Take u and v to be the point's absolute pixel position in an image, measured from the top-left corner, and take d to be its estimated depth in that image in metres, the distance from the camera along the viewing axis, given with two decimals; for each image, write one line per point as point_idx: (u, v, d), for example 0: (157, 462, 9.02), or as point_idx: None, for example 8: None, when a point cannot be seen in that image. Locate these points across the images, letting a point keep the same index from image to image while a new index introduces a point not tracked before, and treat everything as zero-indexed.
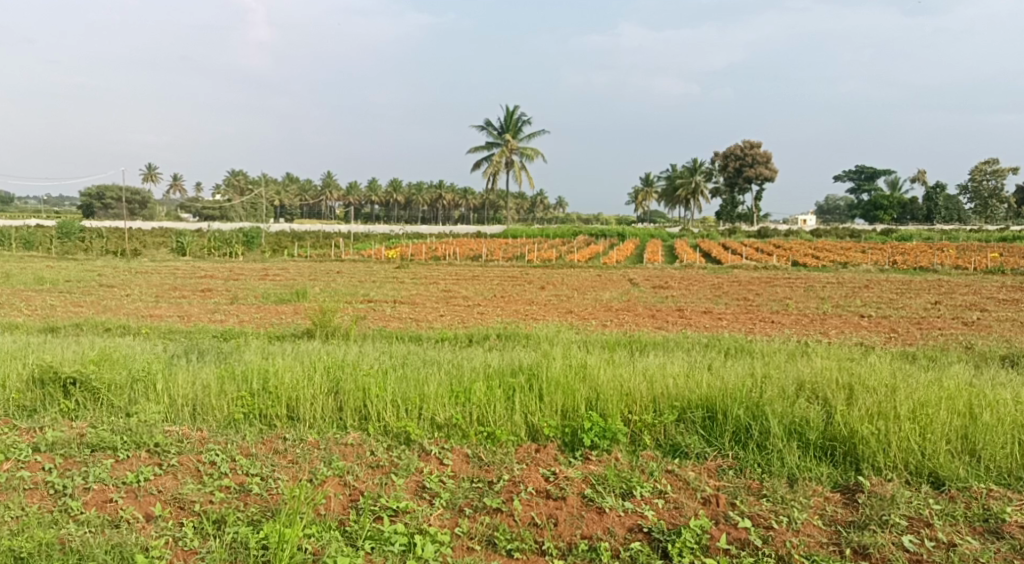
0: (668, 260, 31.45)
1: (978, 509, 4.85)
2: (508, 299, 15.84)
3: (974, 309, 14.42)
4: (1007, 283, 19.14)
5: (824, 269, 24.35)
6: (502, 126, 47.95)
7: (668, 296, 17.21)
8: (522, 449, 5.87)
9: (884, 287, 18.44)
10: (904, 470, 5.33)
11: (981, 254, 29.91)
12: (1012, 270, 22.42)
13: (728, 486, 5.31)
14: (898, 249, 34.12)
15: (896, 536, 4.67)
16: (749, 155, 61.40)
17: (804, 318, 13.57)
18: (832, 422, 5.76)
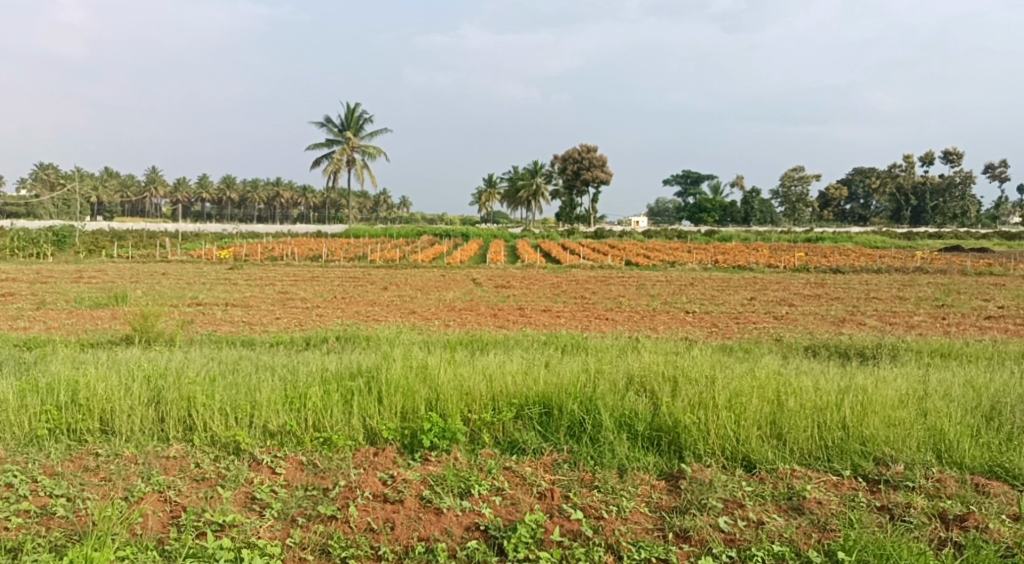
0: (509, 260, 31.97)
1: (783, 489, 5.22)
2: (347, 300, 15.54)
3: (785, 304, 15.56)
4: (813, 280, 20.81)
5: (654, 268, 25.59)
6: (342, 123, 47.03)
7: (509, 295, 17.50)
8: (358, 454, 5.78)
9: (708, 285, 19.58)
10: (721, 456, 5.68)
11: (789, 254, 32.52)
12: (816, 268, 24.49)
13: (562, 479, 5.46)
14: (719, 249, 36.15)
15: (713, 518, 4.95)
16: (586, 158, 63.43)
17: (636, 315, 14.17)
18: (658, 413, 6.06)
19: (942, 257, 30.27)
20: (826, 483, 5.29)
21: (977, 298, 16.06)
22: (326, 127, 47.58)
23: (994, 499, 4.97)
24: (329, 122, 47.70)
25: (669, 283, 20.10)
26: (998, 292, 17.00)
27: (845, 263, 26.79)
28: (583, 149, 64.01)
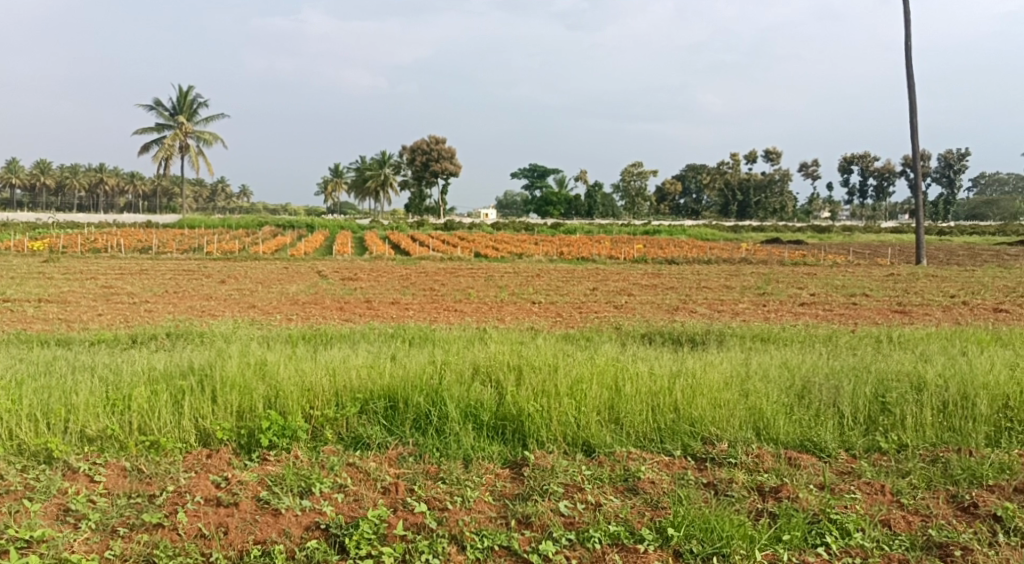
0: (356, 251, 31.43)
1: (619, 471, 5.40)
2: (179, 295, 14.71)
3: (625, 294, 16.13)
4: (650, 270, 21.73)
5: (502, 260, 25.92)
6: (174, 107, 44.52)
7: (355, 287, 17.19)
8: (190, 457, 5.50)
9: (553, 276, 20.01)
10: (563, 442, 5.81)
11: (630, 246, 33.86)
12: (654, 259, 25.62)
13: (407, 473, 5.41)
14: (565, 241, 37.12)
15: (554, 503, 5.04)
16: (434, 150, 63.29)
17: (483, 306, 14.27)
18: (503, 402, 6.13)
19: (764, 249, 32.38)
20: (659, 463, 5.52)
21: (793, 286, 17.32)
22: (157, 111, 44.92)
23: (804, 470, 5.34)
24: (159, 105, 45.03)
25: (515, 274, 20.37)
26: (811, 281, 18.37)
27: (679, 254, 28.16)
28: (431, 140, 63.79)
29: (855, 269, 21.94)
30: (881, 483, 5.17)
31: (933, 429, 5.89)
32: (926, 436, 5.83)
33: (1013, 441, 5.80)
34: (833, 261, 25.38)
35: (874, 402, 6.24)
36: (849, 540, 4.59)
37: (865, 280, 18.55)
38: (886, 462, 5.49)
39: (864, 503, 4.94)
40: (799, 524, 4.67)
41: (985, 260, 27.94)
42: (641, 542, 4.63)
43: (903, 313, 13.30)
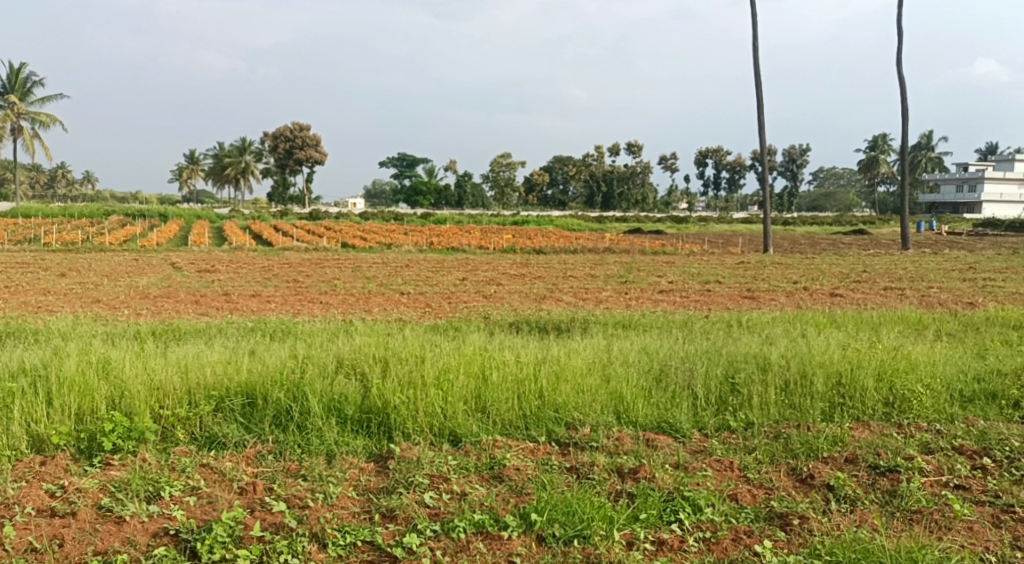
0: (215, 242, 30.08)
1: (485, 459, 5.36)
2: (13, 290, 13.58)
3: (492, 284, 16.16)
4: (518, 260, 21.92)
5: (370, 250, 25.46)
6: (6, 86, 41.11)
7: (213, 280, 16.42)
8: (21, 465, 5.07)
9: (421, 266, 19.83)
10: (429, 433, 5.72)
11: (498, 236, 34.08)
12: (522, 249, 25.87)
13: (265, 472, 5.18)
14: (434, 231, 36.94)
15: (419, 495, 4.94)
16: (298, 137, 61.50)
17: (349, 298, 13.92)
18: (367, 395, 5.97)
19: (626, 239, 33.27)
20: (524, 450, 5.52)
21: (654, 274, 17.90)
22: None
23: (661, 451, 5.48)
24: None
25: (382, 265, 20.05)
26: (669, 269, 19.01)
27: (546, 244, 28.54)
28: (295, 127, 61.91)
29: (710, 257, 22.91)
30: (731, 460, 5.38)
31: (776, 407, 6.20)
32: (771, 414, 6.12)
33: (845, 415, 6.18)
34: (690, 250, 26.42)
35: (724, 383, 6.49)
36: (701, 515, 4.68)
37: (718, 268, 19.40)
38: (735, 440, 5.72)
39: (715, 479, 5.11)
40: (655, 503, 4.76)
41: (825, 248, 29.84)
42: (504, 528, 4.61)
43: (753, 299, 13.96)
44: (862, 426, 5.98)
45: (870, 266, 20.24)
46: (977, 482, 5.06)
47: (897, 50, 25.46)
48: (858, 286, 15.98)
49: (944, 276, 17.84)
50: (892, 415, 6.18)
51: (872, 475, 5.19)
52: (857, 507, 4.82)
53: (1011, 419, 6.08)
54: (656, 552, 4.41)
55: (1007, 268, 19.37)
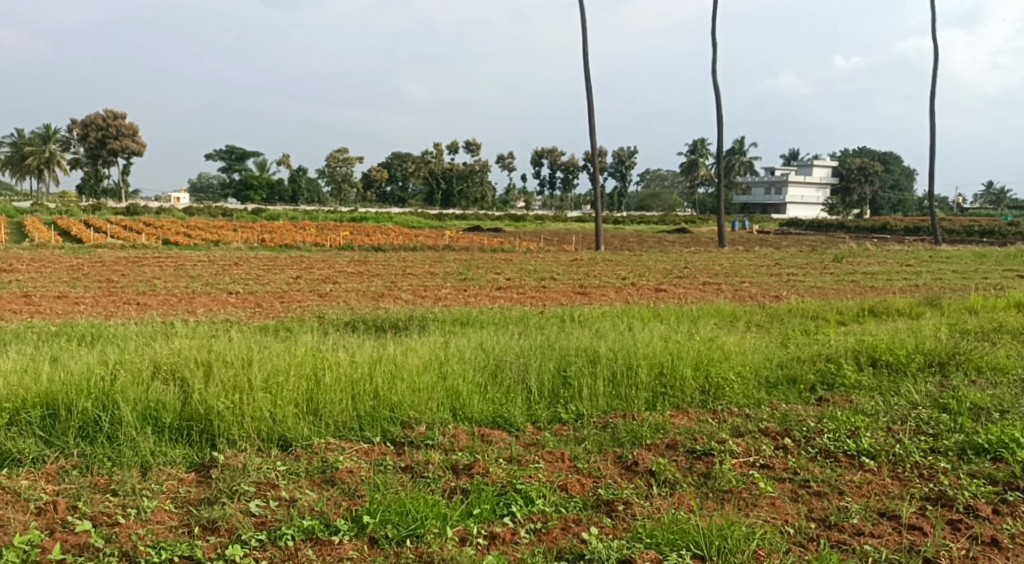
0: (16, 239, 27.49)
1: (317, 463, 5.19)
2: None
3: (328, 282, 15.76)
4: (355, 258, 21.48)
5: (195, 248, 24.15)
6: None
7: (12, 281, 14.98)
8: None
9: (251, 264, 19.02)
10: (256, 439, 5.48)
11: (334, 233, 33.30)
12: (358, 247, 25.36)
13: (69, 488, 4.77)
14: (266, 228, 35.56)
15: (244, 504, 4.71)
16: (113, 126, 57.54)
17: (170, 299, 13.13)
18: (188, 401, 5.64)
19: (464, 236, 33.53)
20: (357, 452, 5.39)
21: (491, 272, 18.06)
22: None
23: (494, 446, 5.52)
24: None
25: (209, 263, 19.08)
26: (506, 266, 19.29)
27: (384, 241, 28.16)
28: (108, 115, 57.77)
29: (546, 254, 23.46)
30: (562, 451, 5.50)
31: (604, 399, 6.40)
32: (599, 405, 6.32)
33: (667, 404, 6.48)
34: (527, 248, 26.92)
35: (556, 376, 6.64)
36: (532, 506, 4.74)
37: (553, 265, 19.87)
38: (566, 432, 5.85)
39: (546, 471, 5.20)
40: (487, 497, 4.78)
41: (651, 246, 31.32)
42: (336, 533, 4.47)
43: (585, 294, 14.40)
44: (681, 413, 6.29)
45: (693, 262, 21.43)
46: (779, 460, 5.43)
47: (712, 58, 27.05)
48: (680, 281, 16.87)
49: (756, 271, 19.18)
50: (708, 401, 6.54)
51: (690, 459, 5.46)
52: (676, 490, 5.05)
53: (810, 401, 6.59)
54: (488, 545, 4.42)
55: (809, 263, 21.09)
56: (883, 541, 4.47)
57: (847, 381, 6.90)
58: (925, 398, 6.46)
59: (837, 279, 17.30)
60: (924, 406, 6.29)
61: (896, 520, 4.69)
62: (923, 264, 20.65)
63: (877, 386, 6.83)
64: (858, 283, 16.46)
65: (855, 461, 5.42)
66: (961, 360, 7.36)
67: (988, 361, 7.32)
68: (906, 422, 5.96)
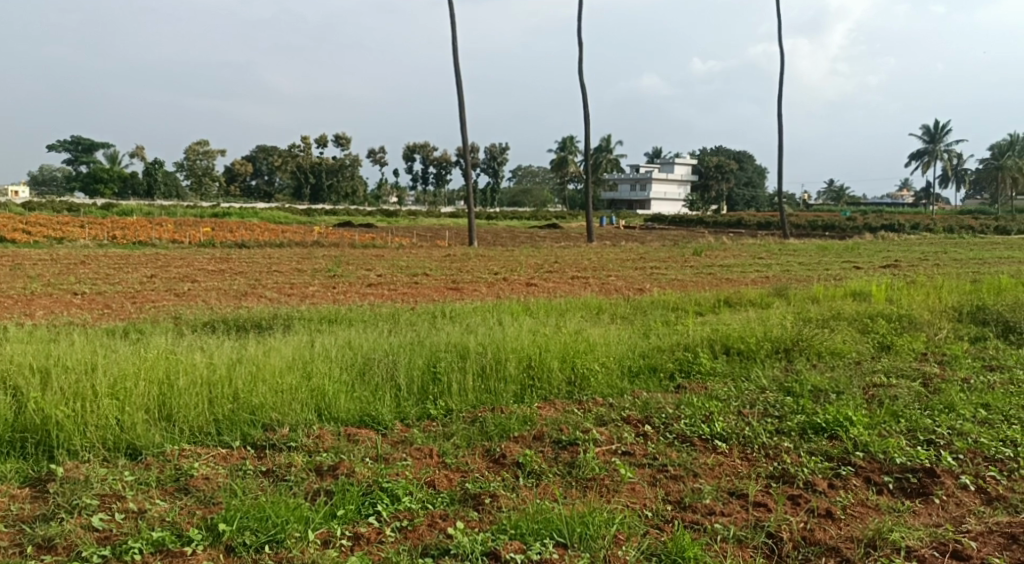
0: None
1: (169, 471, 4.95)
2: None
3: (186, 281, 15.04)
4: (216, 255, 20.60)
5: (37, 246, 22.49)
6: None
7: None
8: None
9: (101, 263, 17.92)
10: (101, 448, 5.18)
11: (193, 229, 31.82)
12: (219, 243, 24.34)
13: None
14: (117, 223, 33.55)
15: (85, 519, 4.43)
16: None
17: (8, 301, 12.17)
18: (23, 412, 5.29)
19: (333, 232, 32.81)
20: (214, 458, 5.17)
21: (361, 268, 17.75)
22: None
23: (361, 445, 5.43)
24: None
25: (53, 262, 17.80)
26: (376, 262, 19.01)
27: (247, 237, 27.11)
28: None
29: (417, 250, 23.28)
30: (429, 447, 5.48)
31: (473, 393, 6.42)
32: (469, 400, 6.33)
33: (534, 396, 6.58)
34: (398, 244, 26.64)
35: (426, 372, 6.61)
36: (398, 505, 4.69)
37: (424, 261, 19.76)
38: (434, 428, 5.83)
39: (413, 468, 5.16)
40: (352, 497, 4.70)
41: (521, 241, 31.70)
42: (188, 544, 4.28)
43: (456, 289, 14.40)
44: (548, 405, 6.40)
45: (561, 257, 21.83)
46: (639, 446, 5.62)
47: (579, 56, 27.58)
48: (550, 275, 17.15)
49: (621, 265, 19.74)
50: (574, 392, 6.69)
51: (555, 449, 5.56)
52: (542, 481, 5.13)
53: (669, 389, 6.86)
54: (352, 547, 4.35)
55: (672, 257, 21.89)
56: (732, 519, 4.70)
57: (703, 368, 7.22)
58: (772, 382, 6.85)
59: (697, 272, 18.05)
60: (771, 390, 6.67)
61: (744, 498, 4.95)
62: (774, 256, 21.88)
63: (730, 373, 7.19)
64: (715, 276, 17.24)
65: (710, 444, 5.68)
66: (804, 346, 7.84)
67: (828, 347, 7.85)
68: (755, 406, 6.30)
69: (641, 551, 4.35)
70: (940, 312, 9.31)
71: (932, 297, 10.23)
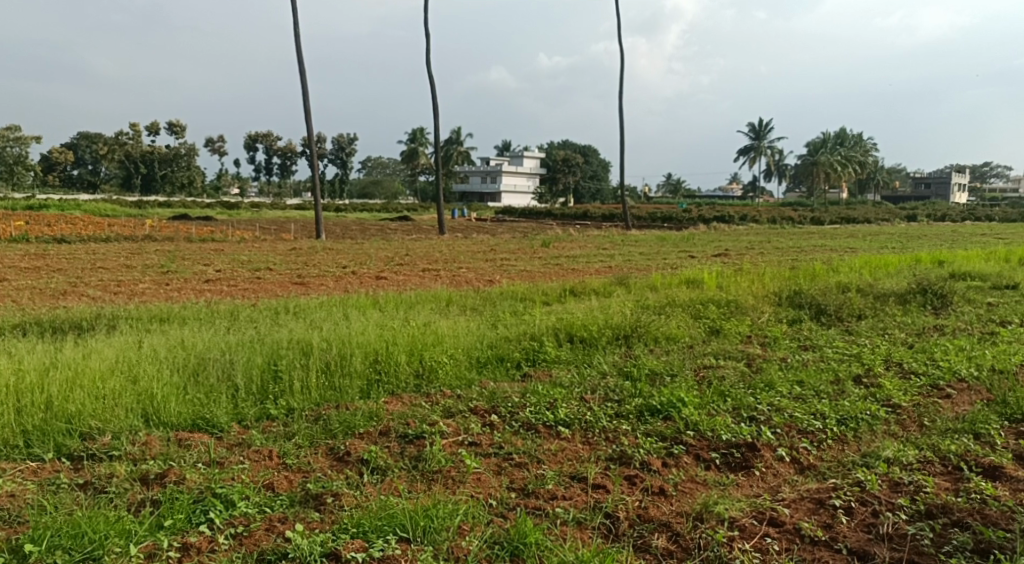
0: None
1: None
2: None
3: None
4: (31, 252, 18.94)
5: None
6: None
7: None
8: None
9: None
10: None
11: (5, 222, 29.12)
12: (36, 238, 22.42)
13: None
14: None
15: None
16: None
17: None
18: None
19: (167, 225, 30.98)
20: (22, 473, 4.79)
21: (197, 264, 16.87)
22: None
23: (193, 450, 5.16)
24: None
25: None
26: (215, 257, 18.12)
27: (69, 232, 25.14)
28: None
29: (260, 244, 22.37)
30: (269, 448, 5.29)
31: (317, 391, 6.24)
32: (312, 397, 6.15)
33: (381, 391, 6.47)
34: (239, 238, 25.53)
35: (266, 371, 6.38)
36: (233, 511, 4.50)
37: (267, 255, 19.02)
38: (274, 428, 5.64)
39: (251, 471, 4.97)
40: (181, 507, 4.46)
41: (370, 233, 31.19)
42: None
43: (301, 284, 13.96)
44: (395, 399, 6.33)
45: (410, 249, 21.62)
46: (486, 437, 5.66)
47: (425, 47, 27.36)
48: (398, 268, 16.97)
49: (471, 257, 19.83)
50: (422, 385, 6.64)
51: (402, 444, 5.51)
52: (387, 476, 5.07)
53: (515, 378, 6.96)
54: (181, 558, 4.13)
55: (520, 248, 22.22)
56: (572, 502, 4.82)
57: (549, 357, 7.37)
58: (613, 367, 7.10)
59: (544, 263, 18.42)
60: (611, 374, 6.90)
61: (584, 481, 5.09)
62: (617, 247, 22.66)
63: (574, 360, 7.38)
64: (561, 267, 17.66)
65: (553, 430, 5.80)
66: (643, 332, 8.15)
67: (664, 332, 8.20)
68: (596, 392, 6.49)
69: (484, 540, 4.38)
70: (764, 298, 9.95)
71: (757, 284, 10.91)
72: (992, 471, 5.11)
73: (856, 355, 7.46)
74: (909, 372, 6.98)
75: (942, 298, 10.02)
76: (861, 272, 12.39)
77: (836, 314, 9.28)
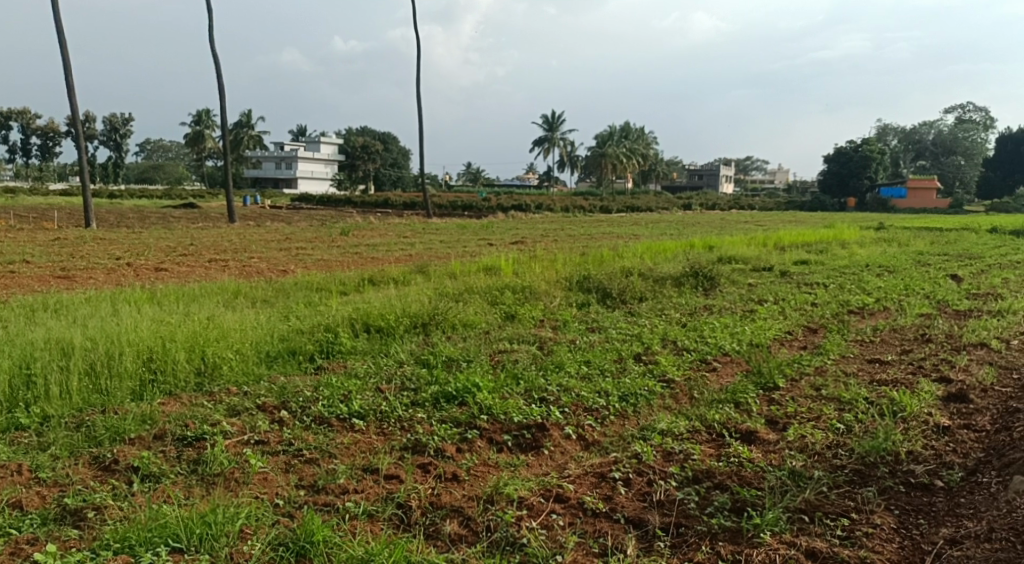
0: None
1: None
2: None
3: None
4: None
5: None
6: None
7: None
8: None
9: None
10: None
11: None
12: None
13: None
14: None
15: None
16: None
17: None
18: None
19: None
20: None
21: None
22: None
23: None
24: None
25: None
26: None
27: None
28: None
29: (17, 234, 20.15)
30: (19, 463, 4.75)
31: (79, 395, 5.71)
32: (73, 402, 5.62)
33: (157, 392, 6.00)
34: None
35: (16, 376, 5.75)
36: None
37: (25, 247, 17.13)
38: (26, 439, 5.09)
39: None
40: None
41: (150, 222, 29.03)
42: None
43: (65, 278, 12.69)
44: (172, 400, 5.89)
45: (195, 239, 20.35)
46: (274, 434, 5.40)
47: (209, 24, 25.73)
48: (182, 259, 15.91)
49: (264, 247, 19.00)
50: (203, 384, 6.23)
51: (179, 447, 5.13)
52: (160, 483, 4.71)
53: (307, 371, 6.71)
54: None
55: (316, 237, 21.55)
56: (363, 495, 4.72)
57: (343, 347, 7.17)
58: (410, 356, 7.02)
59: (342, 252, 18.01)
60: (407, 363, 6.83)
61: (376, 473, 4.99)
62: (417, 235, 22.62)
63: (370, 350, 7.22)
64: (360, 255, 17.37)
65: (346, 423, 5.65)
66: (440, 320, 8.13)
67: (460, 319, 8.25)
68: (392, 382, 6.39)
69: (267, 543, 4.17)
70: (556, 283, 10.26)
71: (549, 270, 11.25)
72: (749, 435, 5.57)
73: (637, 335, 7.88)
74: (683, 348, 7.47)
75: (711, 280, 10.83)
76: (642, 257, 13.10)
77: (620, 297, 9.77)
